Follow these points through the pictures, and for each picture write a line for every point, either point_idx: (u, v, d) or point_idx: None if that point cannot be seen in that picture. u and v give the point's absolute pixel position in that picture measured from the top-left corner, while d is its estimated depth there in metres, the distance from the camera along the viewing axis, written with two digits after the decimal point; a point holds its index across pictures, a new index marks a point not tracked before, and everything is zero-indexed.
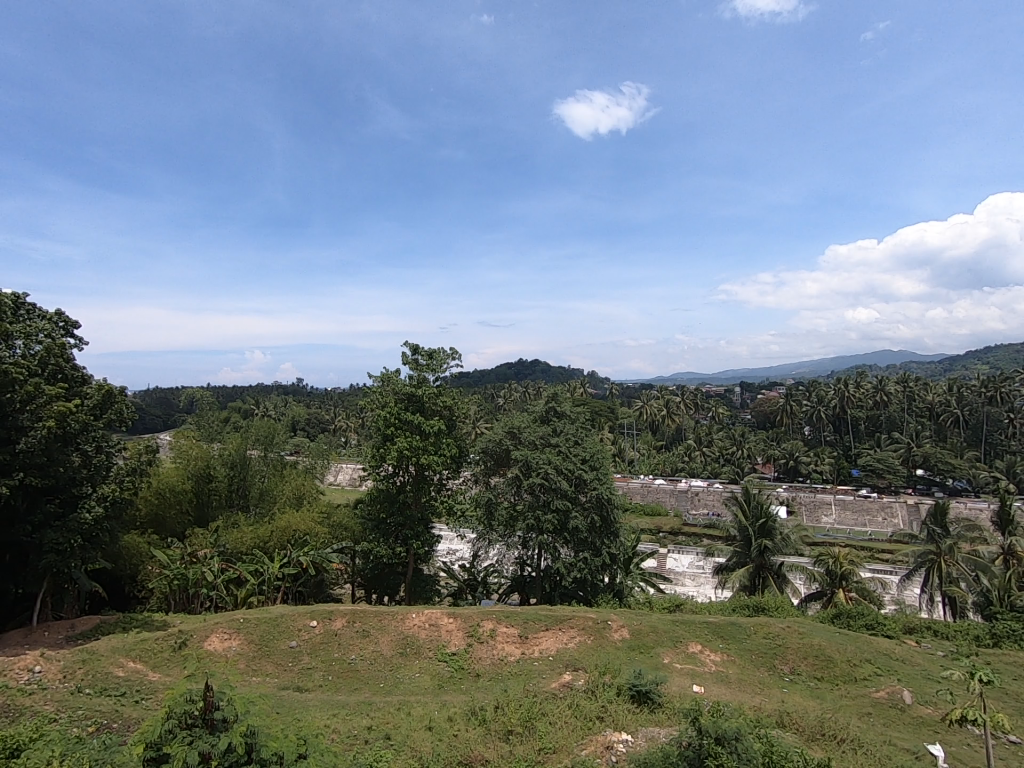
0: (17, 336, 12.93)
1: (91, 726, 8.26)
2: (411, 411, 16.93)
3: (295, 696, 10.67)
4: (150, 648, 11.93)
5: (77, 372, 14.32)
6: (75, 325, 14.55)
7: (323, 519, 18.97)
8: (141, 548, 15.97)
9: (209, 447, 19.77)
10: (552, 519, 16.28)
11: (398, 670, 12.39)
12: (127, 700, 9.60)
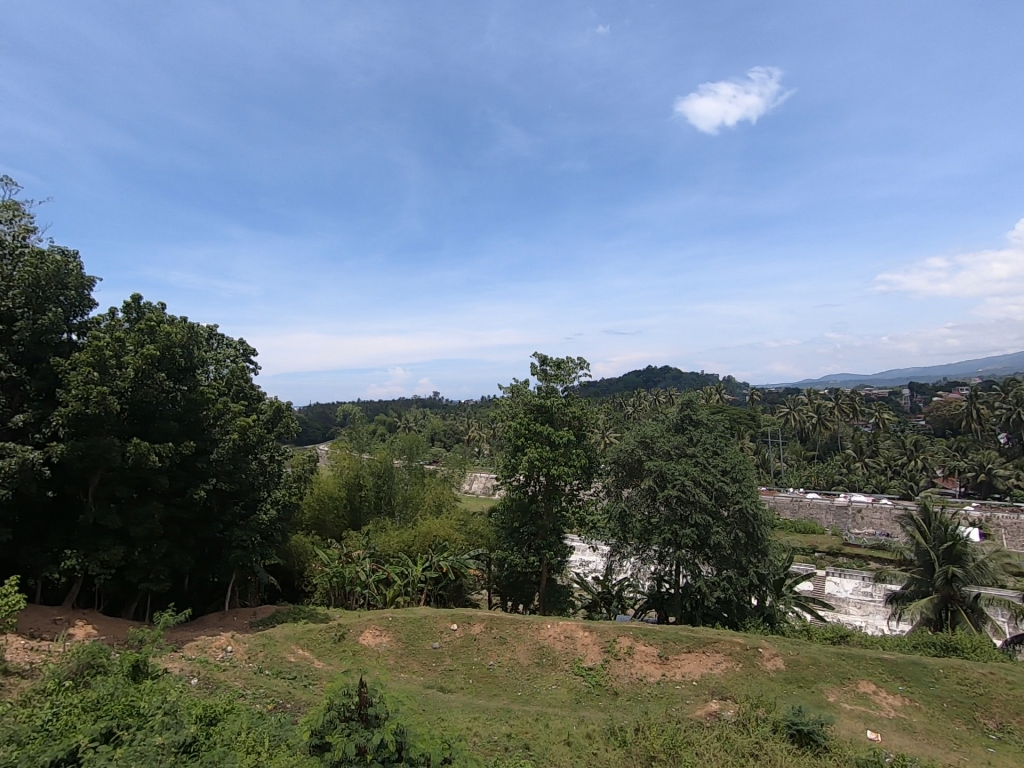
0: (211, 363, 15.59)
1: (270, 703, 9.29)
2: (541, 422, 17.05)
3: (440, 696, 11.12)
4: (316, 638, 13.26)
5: (256, 390, 16.59)
6: (253, 351, 17.19)
7: (460, 526, 19.81)
8: (307, 548, 17.96)
9: (360, 458, 21.65)
10: (692, 534, 15.30)
11: (535, 680, 12.39)
12: (298, 684, 10.72)
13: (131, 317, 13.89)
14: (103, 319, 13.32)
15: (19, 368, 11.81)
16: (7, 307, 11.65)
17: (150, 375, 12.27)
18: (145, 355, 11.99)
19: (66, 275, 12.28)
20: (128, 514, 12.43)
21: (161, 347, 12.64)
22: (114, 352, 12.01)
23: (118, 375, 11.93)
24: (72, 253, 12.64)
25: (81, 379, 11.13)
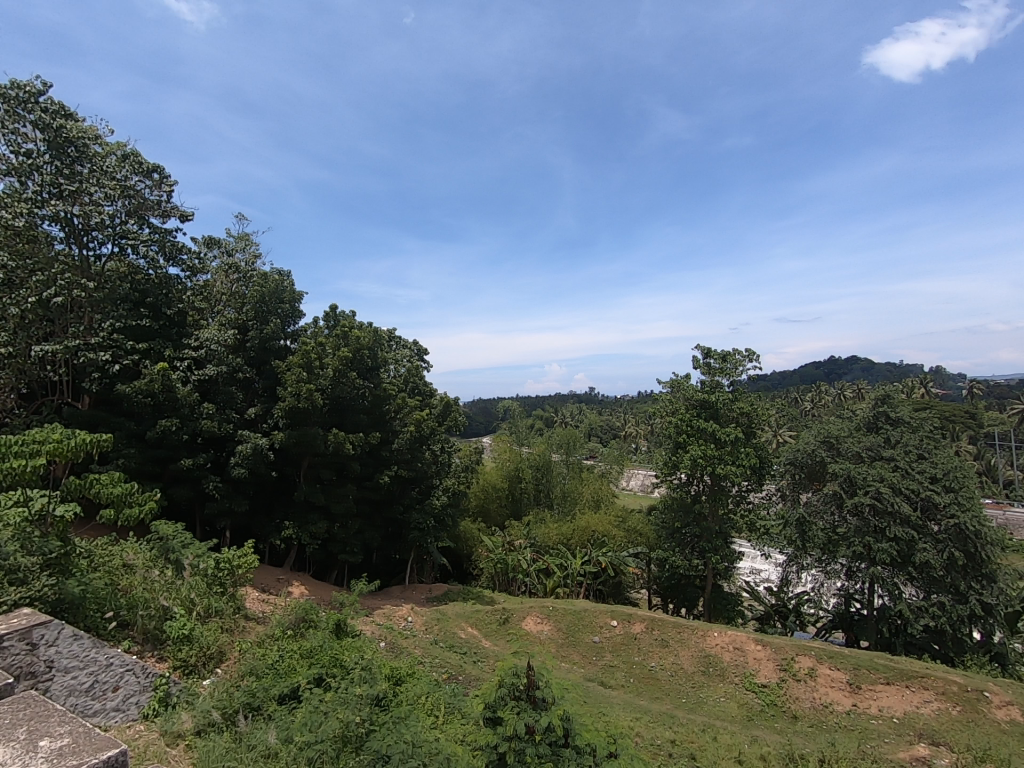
0: (392, 363, 17.66)
1: (445, 673, 10.13)
2: (705, 418, 16.16)
3: (601, 691, 11.14)
4: (483, 618, 14.13)
5: (428, 386, 18.25)
6: (425, 352, 19.10)
7: (619, 523, 19.59)
8: (474, 533, 19.27)
9: (520, 451, 22.54)
10: (890, 549, 13.28)
11: (702, 689, 11.81)
12: (469, 659, 11.54)
13: (330, 325, 16.17)
14: (309, 327, 15.68)
15: (251, 369, 14.40)
16: (243, 320, 14.26)
17: (346, 374, 14.25)
18: (340, 358, 14.03)
19: (283, 291, 14.66)
20: (330, 493, 14.48)
21: (353, 348, 14.65)
22: (317, 355, 14.06)
23: (321, 374, 13.97)
24: (286, 272, 15.02)
25: (295, 378, 13.20)
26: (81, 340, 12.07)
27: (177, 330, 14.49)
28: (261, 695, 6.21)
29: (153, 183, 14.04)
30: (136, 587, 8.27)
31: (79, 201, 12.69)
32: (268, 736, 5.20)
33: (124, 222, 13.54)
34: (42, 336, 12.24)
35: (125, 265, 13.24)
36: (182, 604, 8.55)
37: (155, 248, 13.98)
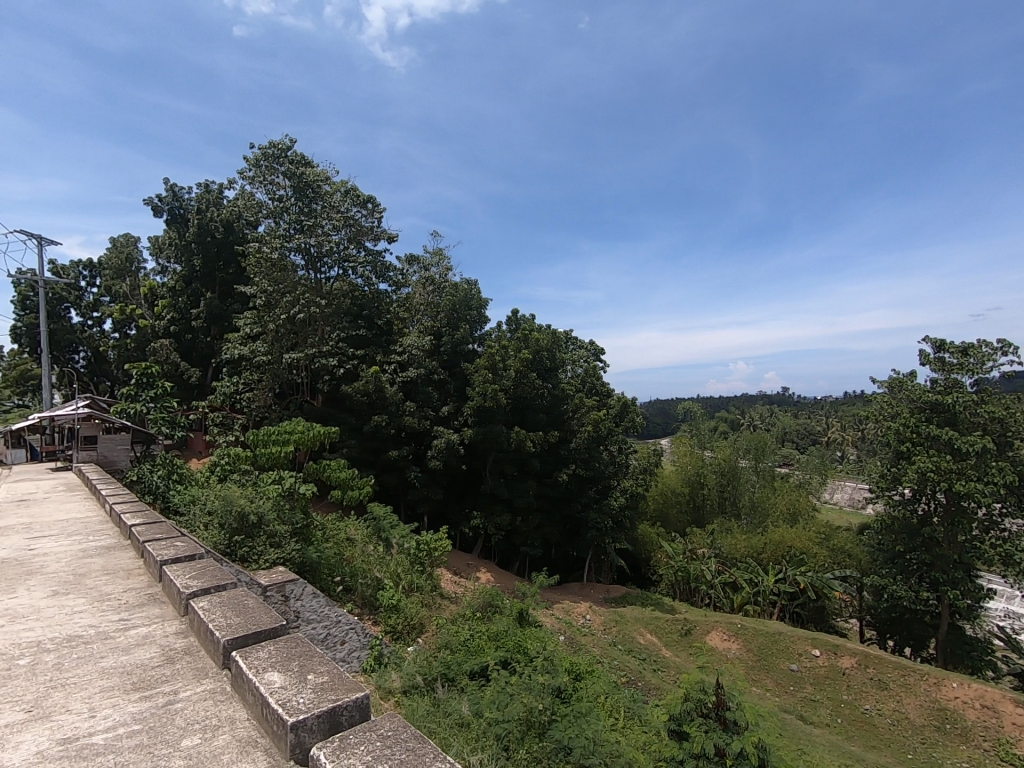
0: (569, 364, 18.10)
1: (624, 676, 9.99)
2: (937, 425, 13.50)
3: (801, 726, 9.96)
4: (663, 627, 13.58)
5: (605, 387, 18.24)
6: (601, 352, 19.17)
7: (822, 540, 17.34)
8: (653, 538, 18.74)
9: (703, 455, 21.29)
10: None
11: (935, 748, 9.88)
12: (648, 666, 11.20)
13: (511, 328, 17.10)
14: (493, 331, 16.78)
15: (445, 371, 15.89)
16: (437, 327, 15.80)
17: (526, 375, 14.93)
18: (522, 359, 14.76)
19: (471, 299, 15.91)
20: (512, 488, 15.29)
21: (533, 350, 15.30)
22: (501, 357, 14.95)
23: (505, 375, 14.84)
24: (474, 281, 16.26)
25: (481, 379, 14.22)
26: (317, 349, 14.51)
27: (386, 338, 16.61)
28: (455, 668, 6.80)
29: (367, 212, 16.29)
30: (356, 559, 9.69)
31: (314, 233, 15.30)
32: (462, 706, 5.67)
33: (346, 247, 15.94)
34: (290, 345, 14.99)
35: (347, 284, 15.57)
36: (391, 577, 9.81)
37: (369, 267, 16.22)
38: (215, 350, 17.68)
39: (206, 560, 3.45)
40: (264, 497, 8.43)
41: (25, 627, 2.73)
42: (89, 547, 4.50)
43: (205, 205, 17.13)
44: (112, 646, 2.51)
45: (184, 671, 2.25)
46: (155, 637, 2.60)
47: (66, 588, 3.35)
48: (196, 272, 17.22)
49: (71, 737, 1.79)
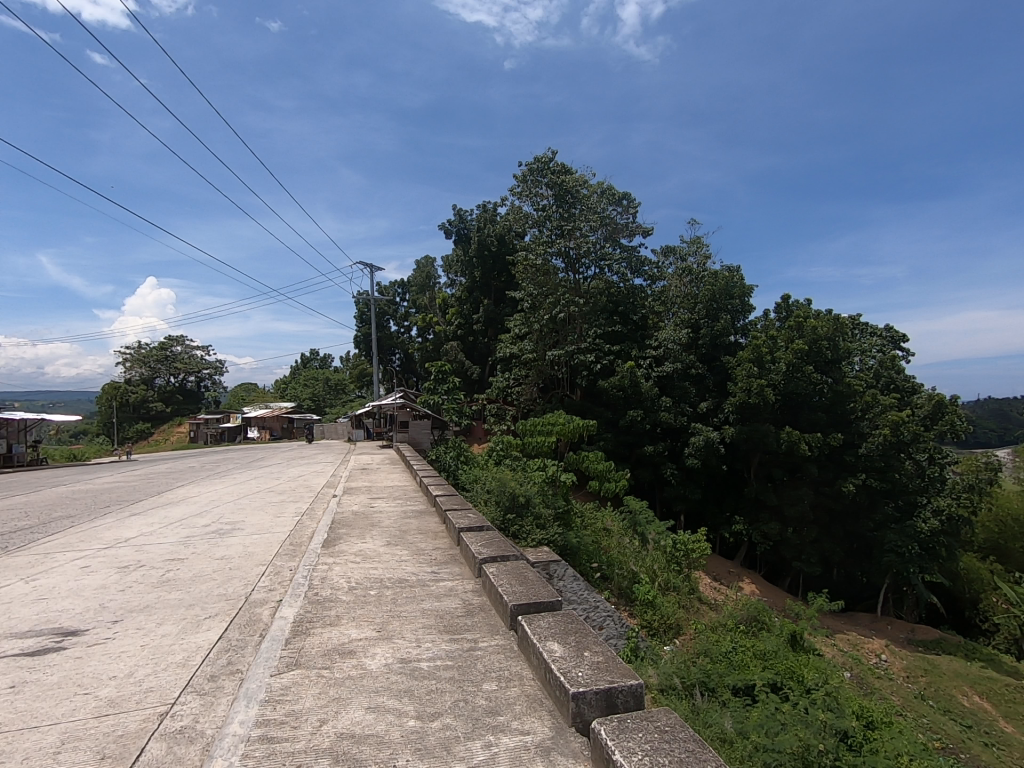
0: (858, 355, 15.41)
1: (938, 741, 7.98)
2: None
3: None
4: (1001, 693, 10.39)
5: (909, 382, 14.96)
6: (903, 338, 15.80)
7: None
8: (983, 576, 14.70)
9: None
10: None
11: None
12: (976, 736, 8.71)
13: (781, 316, 15.32)
14: (759, 320, 15.29)
15: (704, 366, 15.10)
16: (695, 319, 15.10)
17: (800, 367, 13.16)
18: (794, 350, 13.10)
19: (733, 287, 14.79)
20: (783, 494, 13.71)
21: (809, 340, 13.46)
22: (768, 349, 13.57)
23: (773, 369, 13.38)
24: (736, 268, 15.08)
25: (746, 373, 13.10)
26: (576, 346, 15.35)
27: (642, 333, 16.58)
28: (715, 679, 6.44)
29: (623, 209, 16.50)
30: (613, 549, 9.98)
31: (574, 237, 16.20)
32: (725, 723, 5.33)
33: (603, 247, 16.44)
34: (552, 343, 16.16)
35: (604, 282, 16.07)
36: (647, 572, 9.81)
37: (624, 264, 16.44)
38: (491, 349, 20.17)
39: (493, 532, 3.96)
40: (532, 481, 9.33)
41: (372, 566, 3.56)
42: (407, 510, 5.61)
43: (483, 223, 19.69)
44: (428, 592, 3.09)
45: (481, 625, 2.63)
46: (457, 591, 3.11)
47: (395, 541, 4.25)
48: (476, 283, 19.90)
49: (406, 658, 2.26)
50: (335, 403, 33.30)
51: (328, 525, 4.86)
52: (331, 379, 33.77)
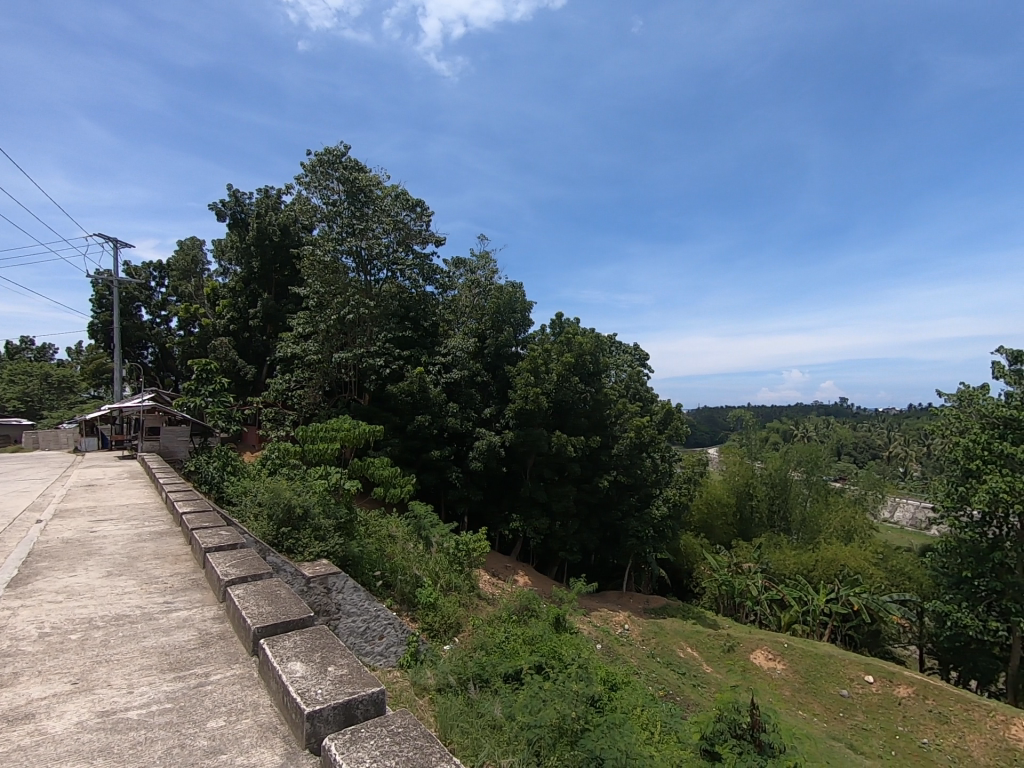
0: (613, 369, 18.05)
1: (661, 690, 9.68)
2: (1011, 441, 12.59)
3: (849, 754, 9.01)
4: (705, 642, 13.11)
5: (649, 393, 18.02)
6: (646, 357, 19.01)
7: (878, 561, 16.45)
8: (696, 550, 18.33)
9: (753, 465, 20.54)
10: None
11: None
12: (687, 681, 10.82)
13: (555, 331, 17.06)
14: (537, 334, 16.79)
15: (487, 374, 16.04)
16: (482, 329, 15.99)
17: (569, 378, 14.85)
18: (564, 362, 14.67)
19: (515, 302, 15.99)
20: (551, 492, 15.21)
21: (576, 354, 15.20)
22: (543, 360, 14.95)
23: (547, 378, 14.74)
24: (519, 284, 16.36)
25: (524, 382, 14.21)
26: (365, 349, 14.90)
27: (431, 339, 16.85)
28: (489, 670, 6.80)
29: (416, 216, 16.68)
30: (397, 555, 9.88)
31: (365, 237, 15.75)
32: (494, 708, 5.69)
33: (395, 251, 16.35)
34: (339, 345, 15.44)
35: (396, 286, 15.93)
36: (430, 574, 9.94)
37: (416, 270, 16.58)
38: (269, 349, 18.45)
39: (246, 550, 3.58)
40: (311, 491, 8.73)
41: (79, 605, 2.92)
42: (144, 531, 4.77)
43: (264, 210, 17.92)
44: (154, 627, 2.66)
45: (217, 655, 2.35)
46: (194, 621, 2.74)
47: (119, 570, 3.56)
48: (254, 274, 18.00)
49: (109, 710, 1.90)
50: (58, 405, 26.86)
51: (21, 559, 3.86)
52: (54, 373, 27.09)
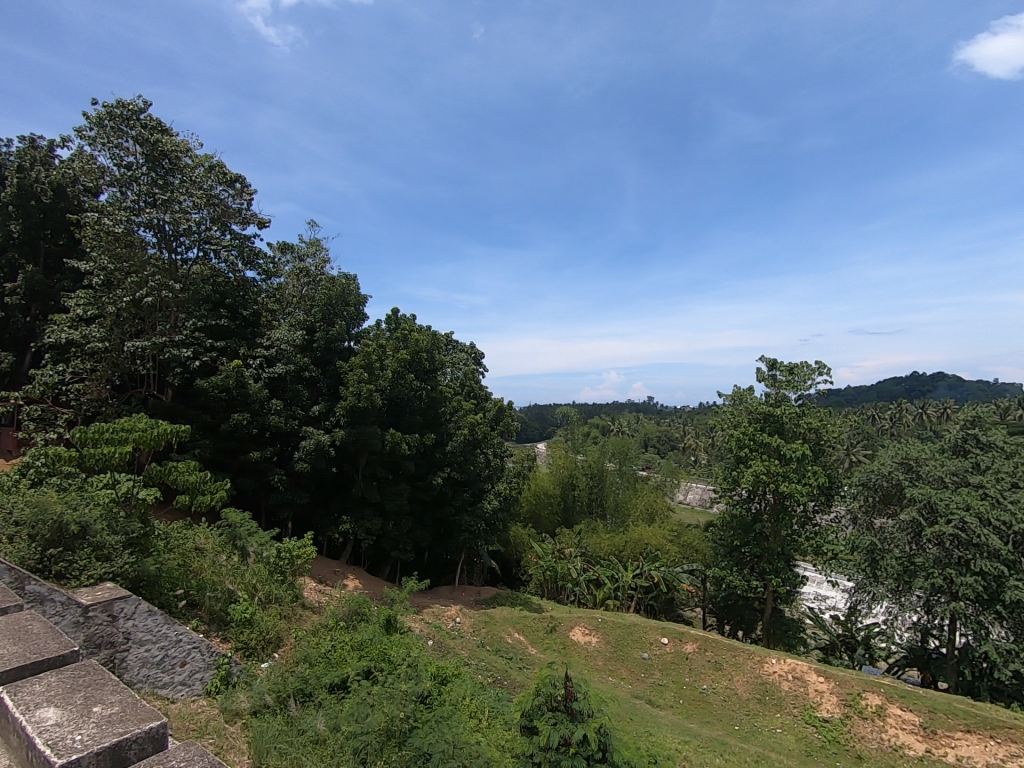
0: (448, 366, 18.25)
1: (490, 677, 10.06)
2: (768, 433, 15.47)
3: (648, 708, 10.29)
4: (530, 626, 13.98)
5: (483, 391, 18.56)
6: (480, 356, 19.55)
7: (673, 538, 19.05)
8: (524, 539, 19.36)
9: (575, 458, 22.33)
10: (974, 587, 11.64)
11: (756, 718, 11.01)
12: (514, 664, 11.42)
13: (390, 327, 16.68)
14: (371, 329, 16.25)
15: (316, 369, 15.07)
16: (311, 321, 14.96)
17: (403, 374, 14.62)
18: (399, 359, 14.41)
19: (348, 294, 15.26)
20: (384, 491, 14.86)
21: (412, 351, 15.01)
22: (377, 356, 14.49)
23: (381, 375, 14.34)
24: (353, 276, 15.66)
25: (356, 378, 13.61)
26: (167, 338, 12.97)
27: (251, 330, 15.31)
28: (313, 683, 6.41)
29: (235, 192, 15.05)
30: (205, 569, 8.80)
31: (170, 209, 13.70)
32: (317, 723, 5.40)
33: (208, 229, 14.52)
34: (133, 332, 13.24)
35: (209, 268, 14.15)
36: (245, 588, 9.03)
37: (234, 252, 14.92)
38: (34, 333, 15.13)
39: None
40: (91, 504, 7.33)
41: None
42: None
43: (29, 163, 14.60)
44: None
45: None
46: None
47: None
48: (13, 240, 14.59)
49: None
50: None
51: None
52: None
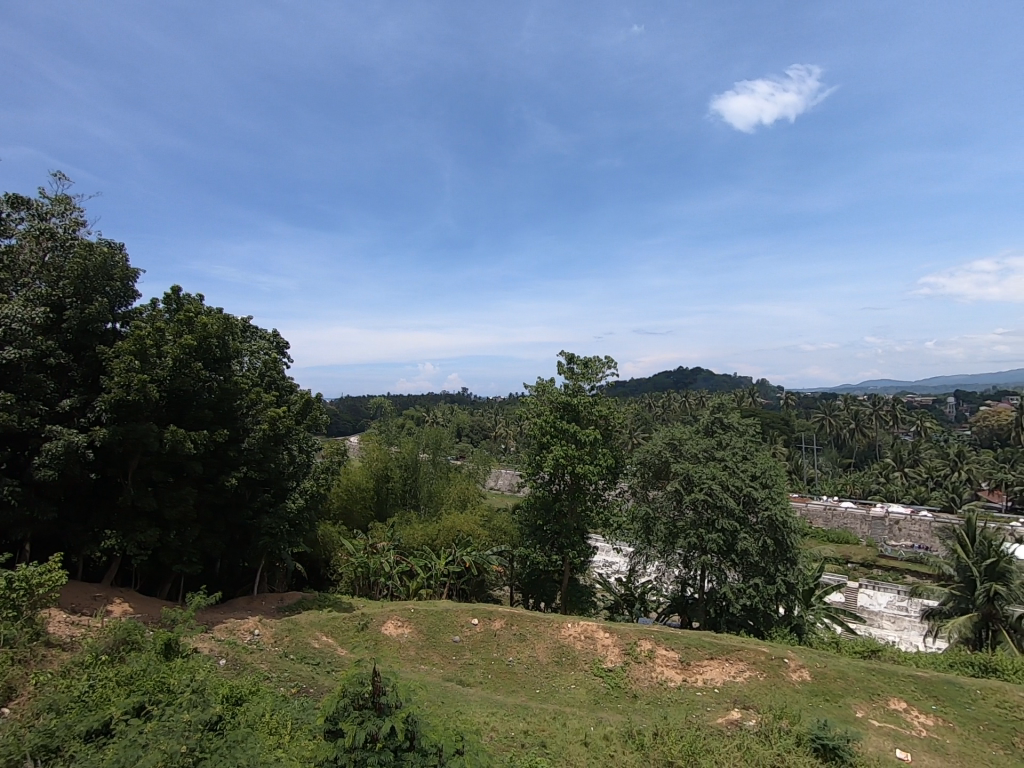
0: (245, 355, 16.44)
1: (293, 687, 9.39)
2: (567, 420, 17.02)
3: (458, 688, 10.63)
4: (340, 626, 13.43)
5: (287, 382, 17.11)
6: (284, 344, 18.00)
7: (484, 522, 19.93)
8: (333, 537, 18.43)
9: (389, 450, 21.93)
10: (717, 540, 14.38)
11: (554, 679, 12.16)
12: (321, 669, 10.86)
13: (170, 308, 14.39)
14: (145, 309, 13.83)
15: (67, 355, 12.34)
16: (57, 297, 12.17)
17: (188, 363, 12.75)
18: (182, 345, 12.52)
19: (113, 267, 12.75)
20: (163, 497, 12.84)
21: (199, 336, 13.15)
22: (153, 341, 12.39)
23: (158, 363, 12.30)
24: (119, 246, 13.14)
25: (123, 366, 11.47)
26: None
27: None
28: (60, 735, 5.28)
29: None
30: None
31: None
32: None
33: None
34: None
35: None
36: None
37: None
38: None
39: None
40: None
41: None
42: None
43: None
44: None
45: None
46: None
47: None
48: None
49: None
50: None
51: None
52: None
